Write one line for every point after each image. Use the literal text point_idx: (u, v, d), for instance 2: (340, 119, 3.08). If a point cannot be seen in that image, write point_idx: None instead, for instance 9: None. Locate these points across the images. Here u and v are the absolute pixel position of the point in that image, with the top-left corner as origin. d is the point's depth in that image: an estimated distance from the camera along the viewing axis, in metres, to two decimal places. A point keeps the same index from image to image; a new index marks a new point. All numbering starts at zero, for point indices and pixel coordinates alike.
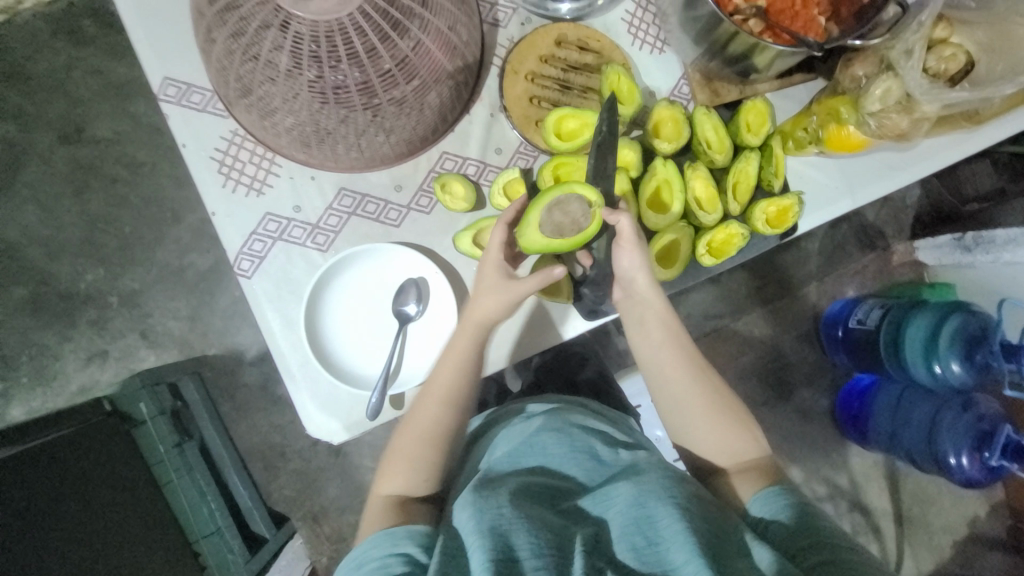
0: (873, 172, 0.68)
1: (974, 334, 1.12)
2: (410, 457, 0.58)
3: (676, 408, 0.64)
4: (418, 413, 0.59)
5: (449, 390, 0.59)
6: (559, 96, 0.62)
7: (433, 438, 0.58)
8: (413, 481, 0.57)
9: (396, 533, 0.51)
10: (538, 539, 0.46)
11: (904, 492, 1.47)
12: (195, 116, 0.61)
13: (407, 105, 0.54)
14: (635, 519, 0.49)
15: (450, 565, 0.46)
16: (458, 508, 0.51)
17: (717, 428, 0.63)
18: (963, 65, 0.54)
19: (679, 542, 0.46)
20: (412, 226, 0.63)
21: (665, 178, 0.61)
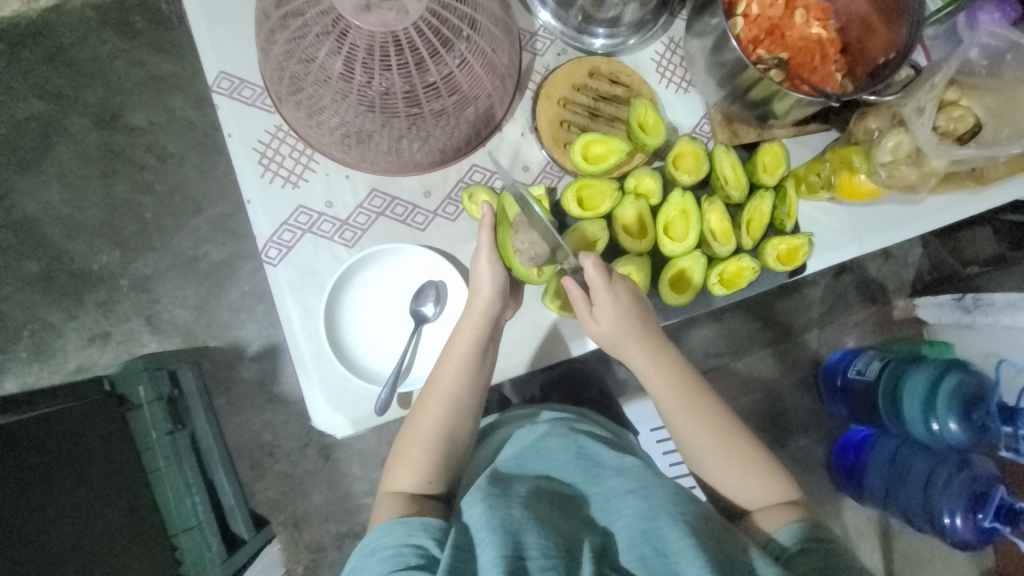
0: (882, 221, 0.71)
1: (972, 394, 1.12)
2: (419, 453, 0.60)
3: (702, 460, 0.66)
4: (422, 412, 0.61)
5: (455, 389, 0.61)
6: (588, 122, 0.65)
7: (442, 438, 0.60)
8: (420, 479, 0.59)
9: (410, 523, 0.53)
10: (549, 542, 0.48)
11: (895, 552, 1.45)
12: (242, 109, 0.65)
13: (446, 116, 0.58)
14: (644, 531, 0.51)
15: (461, 557, 0.48)
16: (468, 505, 0.52)
17: (746, 475, 0.65)
18: (971, 125, 0.57)
19: (687, 558, 0.48)
20: (437, 231, 0.66)
21: (682, 209, 0.64)
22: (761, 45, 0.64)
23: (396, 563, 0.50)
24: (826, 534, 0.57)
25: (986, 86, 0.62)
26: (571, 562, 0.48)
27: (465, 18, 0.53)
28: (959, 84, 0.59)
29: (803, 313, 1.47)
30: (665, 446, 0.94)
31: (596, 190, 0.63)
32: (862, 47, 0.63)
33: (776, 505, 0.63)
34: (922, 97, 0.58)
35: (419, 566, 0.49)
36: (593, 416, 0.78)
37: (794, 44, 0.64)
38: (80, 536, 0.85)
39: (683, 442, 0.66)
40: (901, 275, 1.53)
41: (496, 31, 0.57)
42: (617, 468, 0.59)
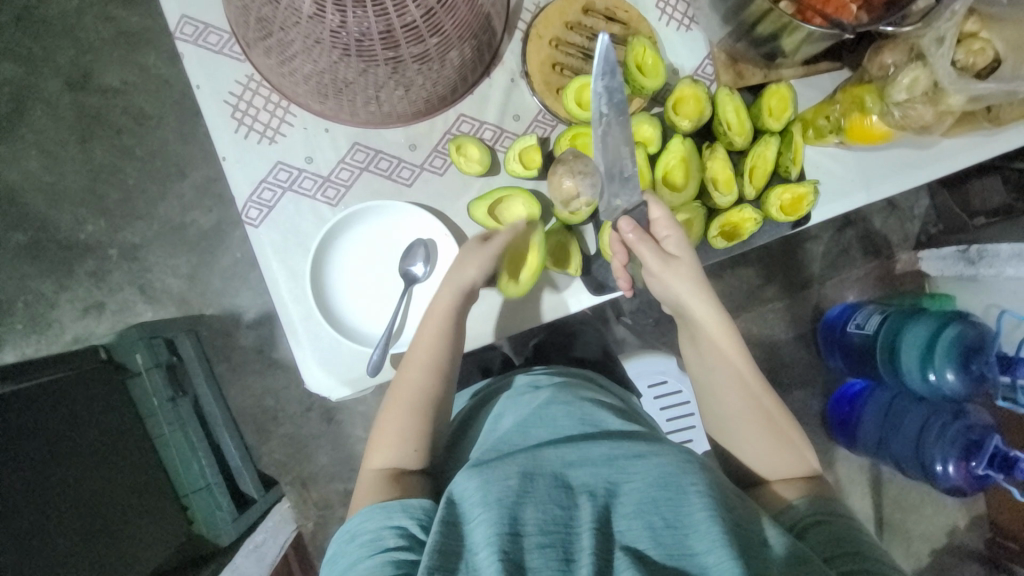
0: (891, 166, 0.67)
1: (972, 344, 1.11)
2: (401, 426, 0.60)
3: (729, 426, 0.67)
4: (402, 386, 0.60)
5: (434, 357, 0.60)
6: (582, 64, 0.61)
7: (419, 407, 0.59)
8: (402, 450, 0.59)
9: (390, 505, 0.53)
10: (548, 513, 0.48)
11: (885, 499, 1.50)
12: (211, 58, 0.60)
13: (430, 61, 0.53)
14: (652, 498, 0.51)
15: (452, 533, 0.48)
16: (464, 478, 0.53)
17: (768, 444, 0.65)
18: (990, 59, 0.55)
19: (701, 531, 0.48)
20: (424, 186, 0.63)
21: (681, 156, 0.61)
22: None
23: (375, 547, 0.49)
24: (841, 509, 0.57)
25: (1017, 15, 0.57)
26: (572, 534, 0.48)
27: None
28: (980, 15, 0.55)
29: (804, 268, 1.46)
30: (663, 402, 1.00)
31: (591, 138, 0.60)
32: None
33: (791, 476, 0.64)
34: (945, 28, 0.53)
35: (400, 547, 0.49)
36: (597, 377, 0.80)
37: None
38: (89, 503, 0.86)
39: (712, 402, 0.68)
40: (905, 228, 1.51)
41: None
42: (620, 433, 0.59)
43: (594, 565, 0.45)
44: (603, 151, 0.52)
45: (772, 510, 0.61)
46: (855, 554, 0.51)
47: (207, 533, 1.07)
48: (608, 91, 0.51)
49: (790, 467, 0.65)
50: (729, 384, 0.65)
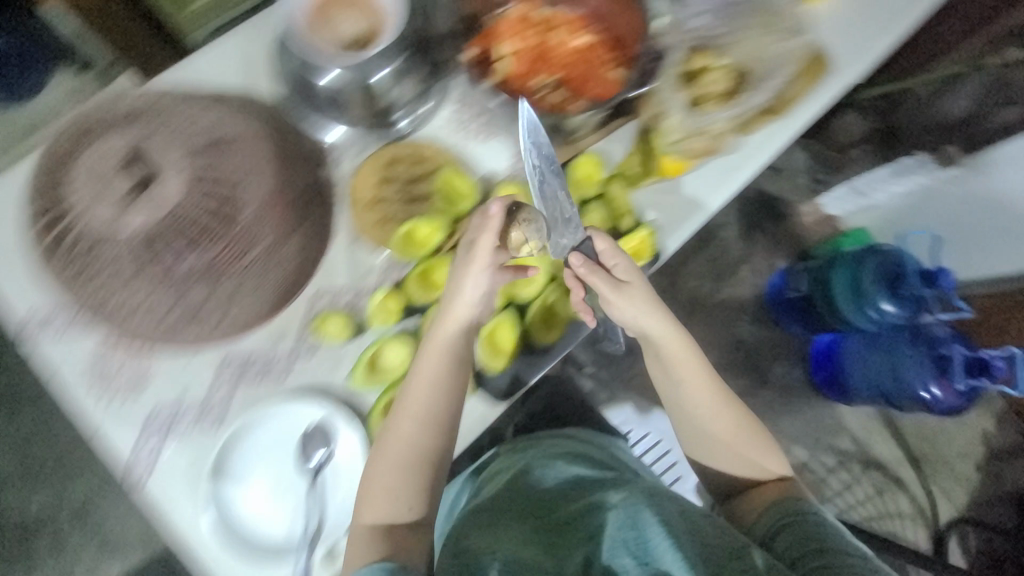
0: (715, 178, 0.72)
1: (892, 272, 1.16)
2: (398, 481, 0.57)
3: (697, 435, 0.71)
4: (395, 438, 0.58)
5: (429, 409, 0.58)
6: (404, 209, 0.64)
7: (418, 463, 0.58)
8: (397, 505, 0.57)
9: (373, 568, 0.52)
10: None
11: (907, 432, 1.48)
12: (59, 338, 0.61)
13: (258, 267, 0.57)
14: (622, 536, 0.61)
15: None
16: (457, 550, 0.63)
17: (738, 450, 0.71)
18: (721, 87, 0.68)
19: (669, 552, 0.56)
20: (300, 371, 0.61)
21: (527, 249, 0.65)
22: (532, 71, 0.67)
23: None
24: (806, 507, 0.64)
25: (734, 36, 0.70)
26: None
27: (230, 175, 0.56)
28: (702, 47, 0.69)
29: (726, 254, 1.53)
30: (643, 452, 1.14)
31: (438, 268, 0.62)
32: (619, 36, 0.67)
33: (768, 481, 0.70)
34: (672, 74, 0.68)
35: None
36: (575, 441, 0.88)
37: (564, 62, 0.68)
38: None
39: (689, 410, 0.70)
40: (797, 180, 1.59)
41: (267, 168, 0.58)
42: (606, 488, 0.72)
43: None
44: (544, 197, 0.57)
45: (747, 521, 0.67)
46: (819, 551, 0.58)
47: None
48: (537, 143, 0.57)
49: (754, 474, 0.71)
50: (695, 395, 0.69)
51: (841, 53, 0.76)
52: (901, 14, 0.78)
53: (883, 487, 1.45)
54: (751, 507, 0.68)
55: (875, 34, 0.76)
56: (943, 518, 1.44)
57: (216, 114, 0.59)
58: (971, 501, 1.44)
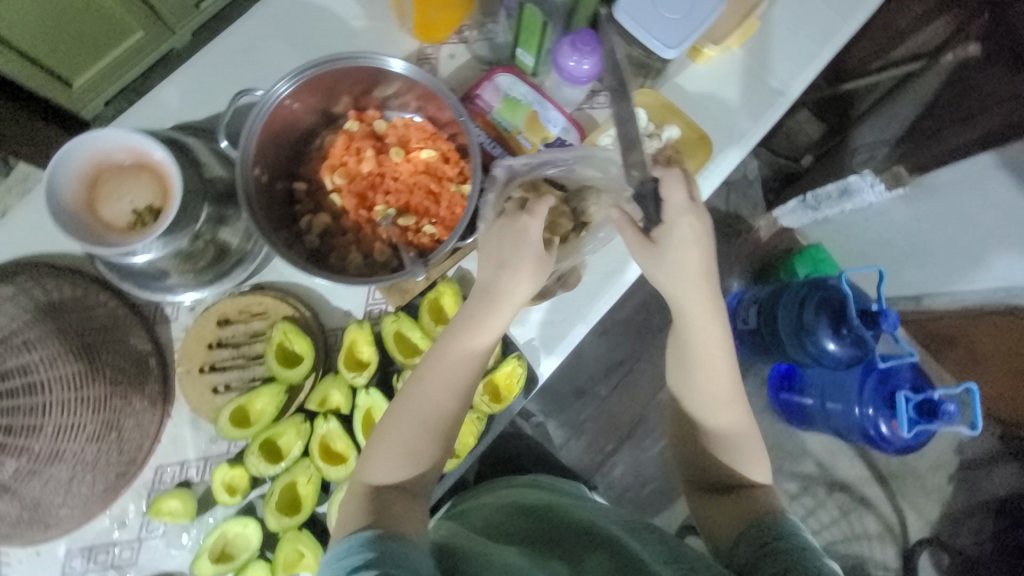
0: (589, 293, 0.66)
1: (835, 308, 1.08)
2: (402, 444, 0.51)
3: (701, 421, 0.60)
4: (414, 396, 0.51)
5: (463, 377, 0.52)
6: (244, 370, 0.60)
7: (435, 425, 0.51)
8: (402, 467, 0.51)
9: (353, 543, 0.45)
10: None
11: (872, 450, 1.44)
12: None
13: (89, 454, 0.56)
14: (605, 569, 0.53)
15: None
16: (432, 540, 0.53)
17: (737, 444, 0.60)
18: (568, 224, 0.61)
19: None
20: (151, 554, 0.59)
21: (373, 407, 0.59)
22: (370, 195, 0.63)
23: None
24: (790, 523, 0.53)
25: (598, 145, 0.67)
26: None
27: (28, 367, 0.54)
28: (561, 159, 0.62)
29: None
30: None
31: (283, 434, 0.58)
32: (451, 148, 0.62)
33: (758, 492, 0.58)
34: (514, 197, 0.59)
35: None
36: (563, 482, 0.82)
37: (405, 183, 0.63)
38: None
39: (692, 396, 0.60)
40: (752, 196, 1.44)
41: (75, 351, 0.56)
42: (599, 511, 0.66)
43: None
44: None
45: (721, 532, 0.57)
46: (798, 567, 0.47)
47: None
48: None
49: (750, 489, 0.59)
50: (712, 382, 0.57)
51: (734, 125, 0.71)
52: (791, 82, 0.72)
53: (849, 507, 1.42)
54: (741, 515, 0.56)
55: (767, 102, 0.72)
56: (915, 535, 1.41)
57: (11, 302, 0.57)
58: (943, 516, 1.41)
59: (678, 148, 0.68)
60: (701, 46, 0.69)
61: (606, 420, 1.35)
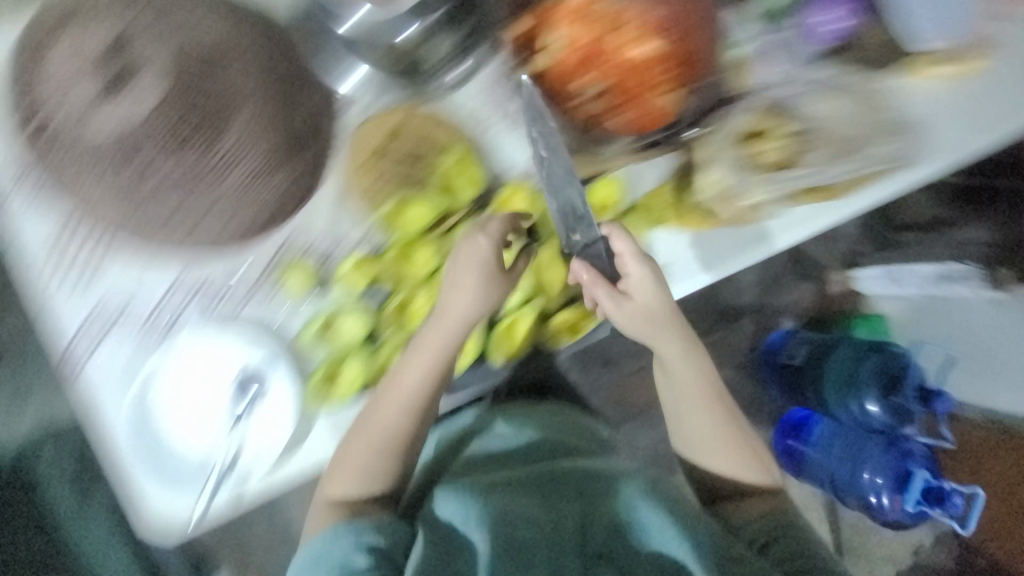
0: (737, 244, 0.66)
1: (893, 375, 1.11)
2: (358, 457, 0.61)
3: (690, 440, 0.72)
4: (375, 415, 0.60)
5: (410, 396, 0.59)
6: (404, 178, 0.61)
7: (390, 439, 0.61)
8: (350, 482, 0.61)
9: (347, 532, 0.58)
10: (502, 537, 0.59)
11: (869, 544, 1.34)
12: (18, 211, 0.58)
13: (235, 194, 0.55)
14: (634, 525, 0.62)
15: (439, 555, 0.58)
16: (441, 502, 0.64)
17: (729, 455, 0.71)
18: (779, 154, 0.64)
19: (669, 532, 0.60)
20: (256, 309, 0.61)
21: (506, 265, 0.62)
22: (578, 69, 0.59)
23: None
24: (788, 521, 0.67)
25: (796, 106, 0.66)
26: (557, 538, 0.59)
27: (223, 85, 0.53)
28: (778, 108, 0.65)
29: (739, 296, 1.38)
30: None
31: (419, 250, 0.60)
32: (688, 55, 0.60)
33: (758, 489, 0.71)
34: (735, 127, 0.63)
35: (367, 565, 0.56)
36: (569, 411, 0.86)
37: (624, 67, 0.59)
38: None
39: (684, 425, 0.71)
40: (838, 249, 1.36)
41: (266, 94, 0.54)
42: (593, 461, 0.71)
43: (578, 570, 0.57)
44: None
45: (729, 520, 0.69)
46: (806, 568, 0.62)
47: None
48: None
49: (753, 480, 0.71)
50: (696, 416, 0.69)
51: (925, 145, 0.67)
52: (1003, 122, 0.67)
53: None
54: (756, 513, 0.69)
55: (967, 137, 0.67)
56: None
57: (196, 8, 0.53)
58: None
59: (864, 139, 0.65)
60: (923, 58, 0.66)
61: (618, 393, 1.37)
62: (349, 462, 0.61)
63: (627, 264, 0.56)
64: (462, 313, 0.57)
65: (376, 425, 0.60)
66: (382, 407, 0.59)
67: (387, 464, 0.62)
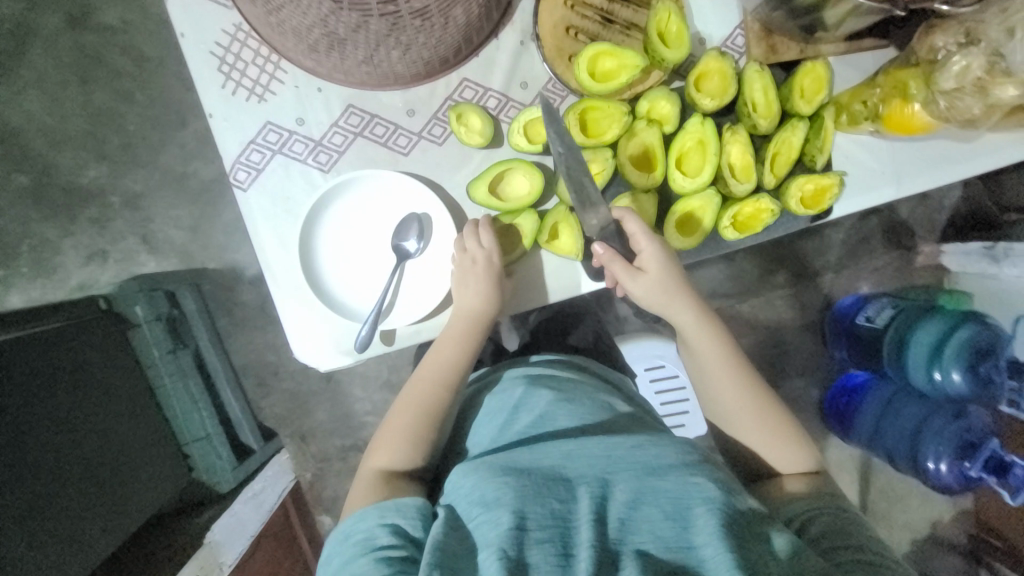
0: (925, 160, 0.61)
1: (982, 347, 0.94)
2: (401, 428, 0.54)
3: (725, 416, 0.59)
4: (414, 383, 0.56)
5: (448, 364, 0.55)
6: (599, 30, 0.54)
7: (428, 409, 0.54)
8: (399, 448, 0.53)
9: (387, 503, 0.47)
10: (511, 520, 0.41)
11: (892, 512, 1.26)
12: (196, 3, 0.53)
13: (430, 18, 0.47)
14: (663, 500, 0.44)
15: (452, 537, 0.42)
16: (459, 474, 0.47)
17: (755, 420, 0.58)
18: None
19: (707, 529, 0.41)
20: (422, 157, 0.57)
21: (699, 139, 0.55)
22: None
23: (369, 546, 0.44)
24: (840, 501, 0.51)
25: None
26: (570, 521, 0.42)
27: None
28: None
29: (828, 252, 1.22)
30: (659, 385, 0.91)
31: (603, 113, 0.55)
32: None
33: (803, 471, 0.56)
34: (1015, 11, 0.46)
35: (392, 546, 0.43)
36: (593, 365, 0.69)
37: None
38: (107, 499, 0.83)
39: (710, 397, 0.60)
40: (933, 219, 1.19)
41: None
42: (613, 435, 0.51)
43: (591, 563, 0.39)
44: None
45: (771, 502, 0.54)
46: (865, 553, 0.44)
47: (209, 480, 1.06)
48: None
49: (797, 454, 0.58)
50: (725, 388, 0.58)
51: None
52: None
53: None
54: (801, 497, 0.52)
55: None
56: None
57: None
58: None
59: None
60: None
61: None
62: (391, 434, 0.53)
63: (638, 242, 0.54)
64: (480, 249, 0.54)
65: (411, 390, 0.56)
66: (421, 383, 0.55)
67: (419, 444, 0.53)
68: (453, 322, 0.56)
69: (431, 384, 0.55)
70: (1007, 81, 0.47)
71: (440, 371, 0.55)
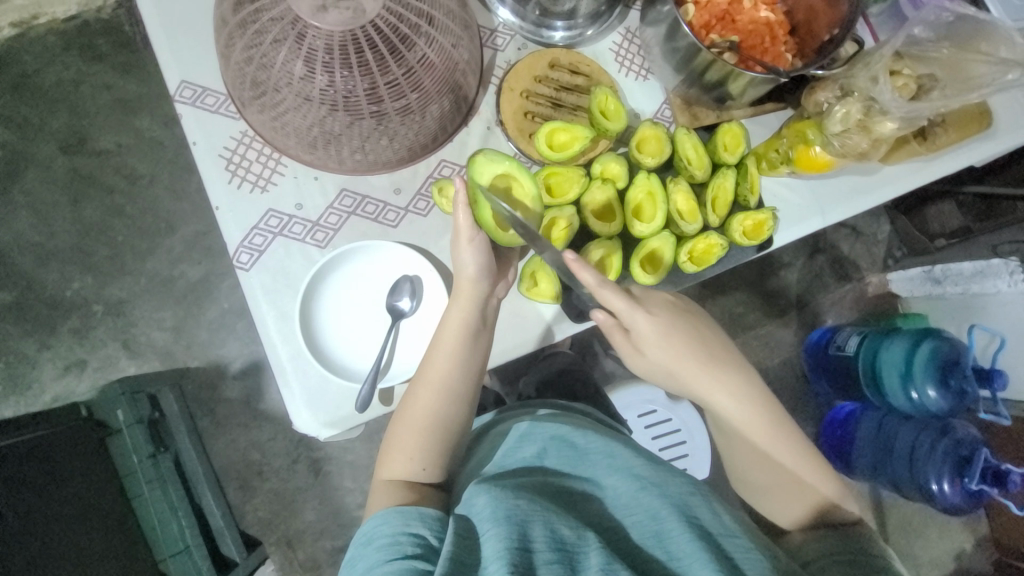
0: (842, 192, 0.71)
1: (948, 360, 0.99)
2: (407, 444, 0.57)
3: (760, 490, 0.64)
4: (408, 404, 0.58)
5: (445, 380, 0.57)
6: (551, 112, 0.66)
7: (429, 428, 0.57)
8: (411, 467, 0.56)
9: (407, 511, 0.49)
10: (520, 539, 0.44)
11: (916, 551, 1.22)
12: (207, 116, 0.62)
13: (411, 113, 0.57)
14: (654, 532, 0.49)
15: (461, 546, 0.45)
16: (471, 495, 0.50)
17: (780, 485, 0.63)
18: (914, 93, 0.57)
19: (697, 562, 0.46)
20: (410, 227, 0.64)
21: (648, 190, 0.64)
22: (714, 30, 0.64)
23: (392, 554, 0.46)
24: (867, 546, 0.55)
25: (927, 51, 0.60)
26: (579, 556, 0.45)
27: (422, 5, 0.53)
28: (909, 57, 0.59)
29: (802, 289, 1.29)
30: (654, 430, 0.93)
31: (564, 177, 0.64)
32: (828, 37, 0.61)
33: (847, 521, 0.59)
34: (873, 67, 0.58)
35: (417, 556, 0.46)
36: (595, 410, 0.73)
37: (746, 28, 0.64)
38: None
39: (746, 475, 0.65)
40: (872, 252, 1.29)
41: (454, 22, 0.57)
42: (612, 470, 0.55)
43: None
44: None
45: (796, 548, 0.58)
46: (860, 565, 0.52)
47: None
48: None
49: (814, 513, 0.61)
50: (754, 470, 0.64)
51: (997, 128, 0.71)
52: None
53: None
54: (815, 540, 0.58)
55: None
56: None
57: None
58: None
59: (957, 116, 0.68)
60: None
61: None
62: (399, 446, 0.57)
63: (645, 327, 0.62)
64: (466, 270, 0.58)
65: (409, 410, 0.57)
66: (414, 412, 0.57)
67: (421, 464, 0.56)
68: (433, 352, 0.58)
69: (426, 409, 0.57)
70: (885, 119, 0.58)
71: (436, 390, 0.57)
